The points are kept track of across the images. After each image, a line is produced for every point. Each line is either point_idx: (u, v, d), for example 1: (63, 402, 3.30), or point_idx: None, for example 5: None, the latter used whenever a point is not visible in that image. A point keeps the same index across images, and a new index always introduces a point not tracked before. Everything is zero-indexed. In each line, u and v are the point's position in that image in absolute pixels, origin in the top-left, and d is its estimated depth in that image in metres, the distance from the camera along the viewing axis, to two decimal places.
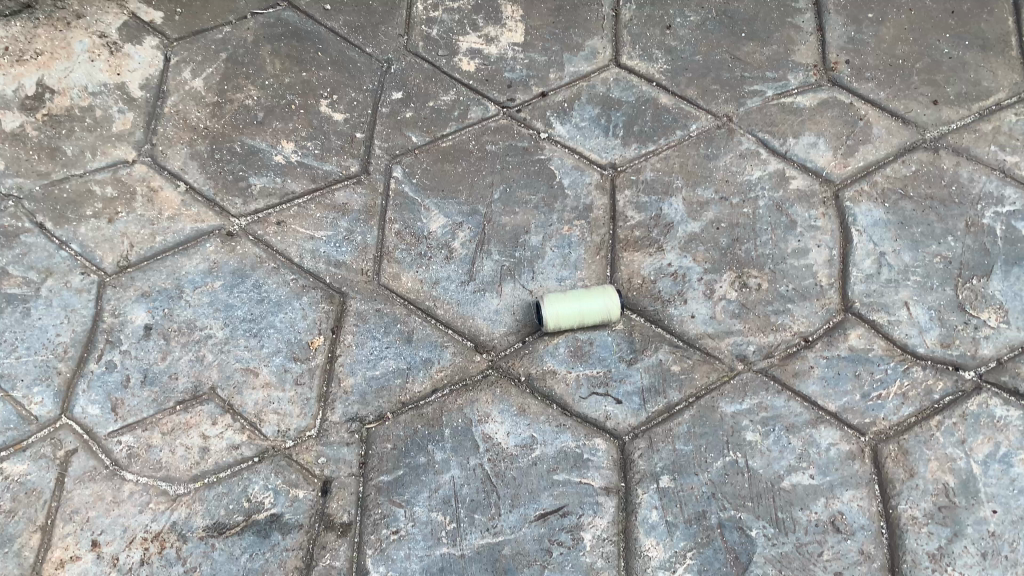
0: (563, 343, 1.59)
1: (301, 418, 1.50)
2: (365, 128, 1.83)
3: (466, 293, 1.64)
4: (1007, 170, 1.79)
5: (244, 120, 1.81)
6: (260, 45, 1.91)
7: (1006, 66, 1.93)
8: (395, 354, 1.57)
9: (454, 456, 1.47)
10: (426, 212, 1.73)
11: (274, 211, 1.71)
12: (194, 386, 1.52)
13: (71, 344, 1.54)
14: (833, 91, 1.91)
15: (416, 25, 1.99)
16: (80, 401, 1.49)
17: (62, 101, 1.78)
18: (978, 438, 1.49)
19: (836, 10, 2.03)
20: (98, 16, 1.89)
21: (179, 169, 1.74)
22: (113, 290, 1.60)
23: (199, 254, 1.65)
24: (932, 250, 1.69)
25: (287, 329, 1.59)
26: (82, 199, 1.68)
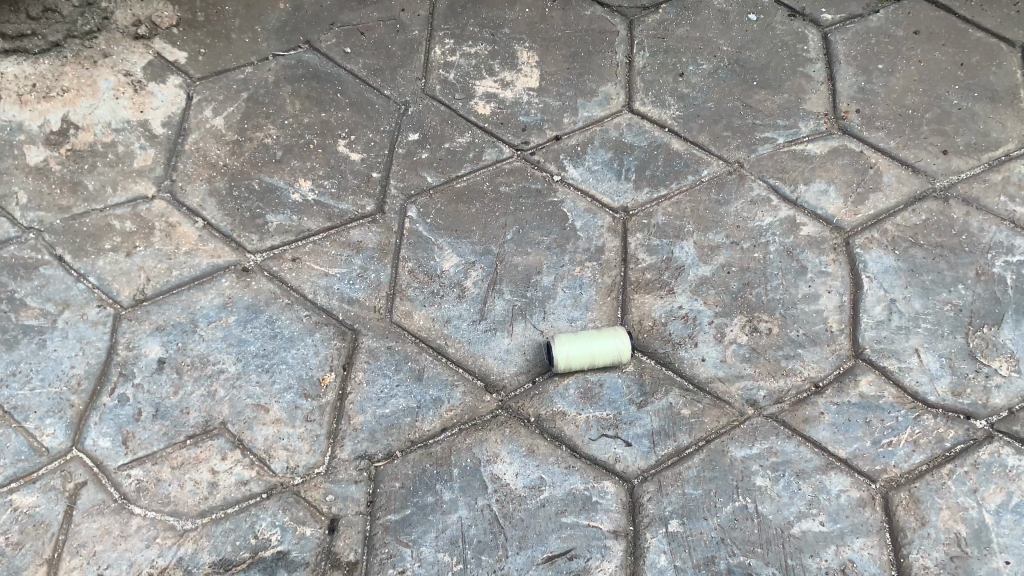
0: (573, 384, 1.59)
1: (310, 454, 1.50)
2: (381, 167, 1.85)
3: (478, 332, 1.65)
4: (1017, 220, 1.79)
5: (262, 158, 1.84)
6: (281, 86, 1.95)
7: (1016, 117, 1.95)
8: (405, 392, 1.58)
9: (462, 496, 1.47)
10: (439, 251, 1.74)
11: (289, 248, 1.73)
12: (205, 420, 1.53)
13: (86, 376, 1.56)
14: (844, 139, 1.93)
15: (433, 69, 2.02)
16: (91, 433, 1.50)
17: (85, 137, 1.81)
18: (990, 487, 1.48)
19: (846, 61, 2.06)
20: (124, 55, 1.94)
21: (198, 206, 1.77)
22: (129, 323, 1.62)
23: (214, 290, 1.67)
24: (943, 298, 1.70)
25: (299, 365, 1.60)
26: (101, 233, 1.71)
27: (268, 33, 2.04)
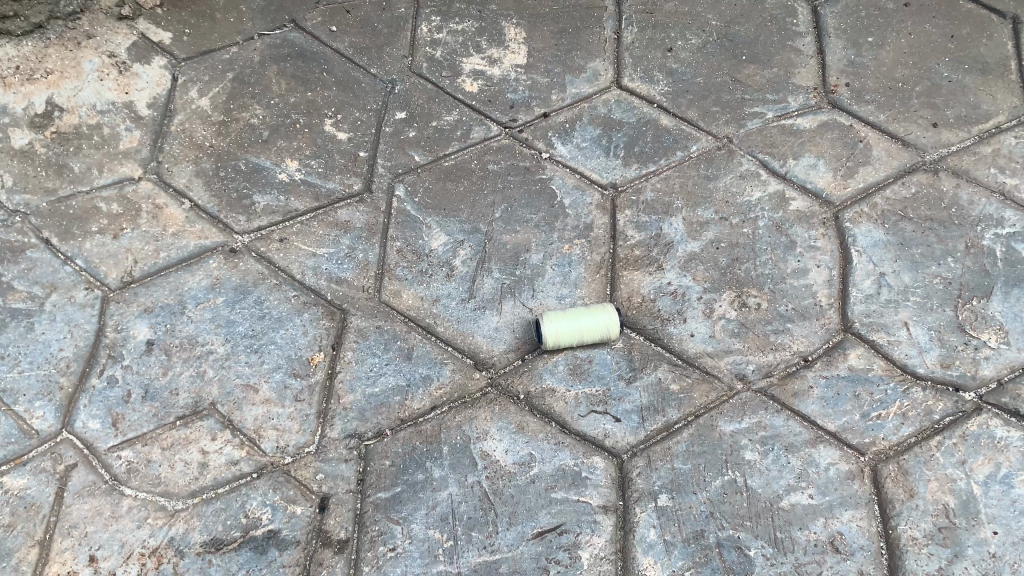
0: (562, 361, 1.60)
1: (300, 434, 1.50)
2: (368, 146, 1.84)
3: (467, 310, 1.65)
4: (1006, 192, 1.79)
5: (250, 139, 1.83)
6: (266, 66, 1.94)
7: (1006, 89, 1.94)
8: (394, 371, 1.58)
9: (452, 473, 1.47)
10: (427, 230, 1.74)
11: (276, 229, 1.72)
12: (194, 401, 1.53)
13: (74, 359, 1.56)
14: (834, 113, 1.93)
15: (420, 47, 2.01)
16: (81, 416, 1.50)
17: (70, 119, 1.80)
18: (978, 458, 1.49)
19: (835, 35, 2.05)
20: (107, 36, 1.92)
21: (184, 187, 1.76)
22: (116, 305, 1.61)
23: (202, 271, 1.66)
24: (932, 271, 1.70)
25: (288, 345, 1.60)
26: (88, 216, 1.70)
27: (254, 12, 2.02)
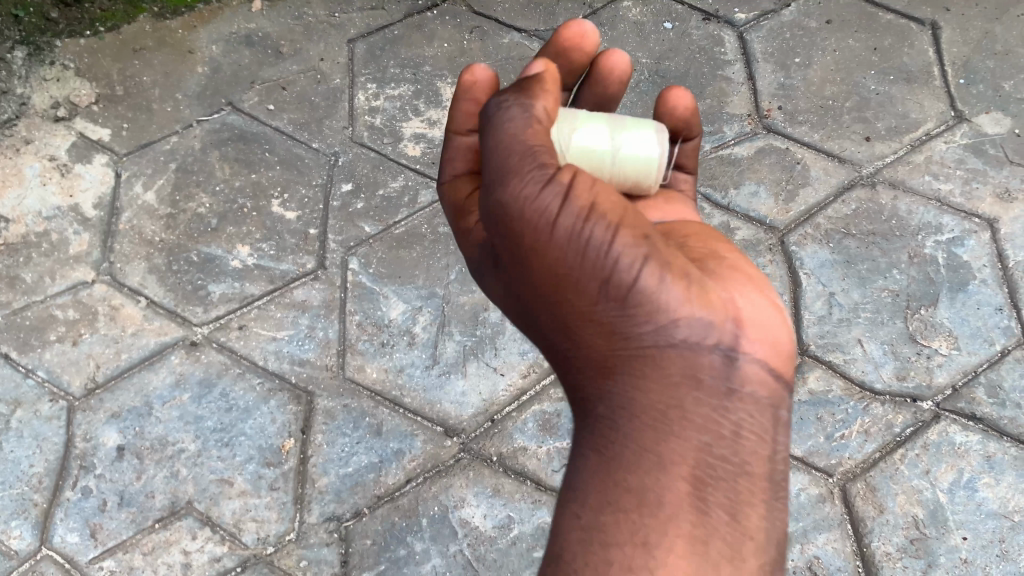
0: (531, 418, 1.62)
1: (280, 522, 1.53)
2: (318, 223, 1.85)
3: (431, 378, 1.67)
4: (942, 199, 1.86)
5: (198, 229, 1.84)
6: (208, 152, 1.94)
7: (932, 97, 2.00)
8: (366, 449, 1.60)
9: (434, 544, 1.52)
10: (385, 300, 1.76)
11: (235, 316, 1.74)
12: (171, 502, 1.55)
13: (45, 474, 1.57)
14: (770, 137, 1.97)
15: (359, 116, 2.01)
16: (58, 531, 1.52)
17: (17, 228, 1.82)
18: (942, 467, 1.56)
19: (764, 58, 2.09)
20: (46, 139, 1.93)
21: (139, 285, 1.77)
22: (82, 414, 1.63)
23: (166, 368, 1.68)
24: (880, 285, 1.76)
25: (258, 435, 1.62)
26: (45, 325, 1.71)
27: (190, 99, 2.02)
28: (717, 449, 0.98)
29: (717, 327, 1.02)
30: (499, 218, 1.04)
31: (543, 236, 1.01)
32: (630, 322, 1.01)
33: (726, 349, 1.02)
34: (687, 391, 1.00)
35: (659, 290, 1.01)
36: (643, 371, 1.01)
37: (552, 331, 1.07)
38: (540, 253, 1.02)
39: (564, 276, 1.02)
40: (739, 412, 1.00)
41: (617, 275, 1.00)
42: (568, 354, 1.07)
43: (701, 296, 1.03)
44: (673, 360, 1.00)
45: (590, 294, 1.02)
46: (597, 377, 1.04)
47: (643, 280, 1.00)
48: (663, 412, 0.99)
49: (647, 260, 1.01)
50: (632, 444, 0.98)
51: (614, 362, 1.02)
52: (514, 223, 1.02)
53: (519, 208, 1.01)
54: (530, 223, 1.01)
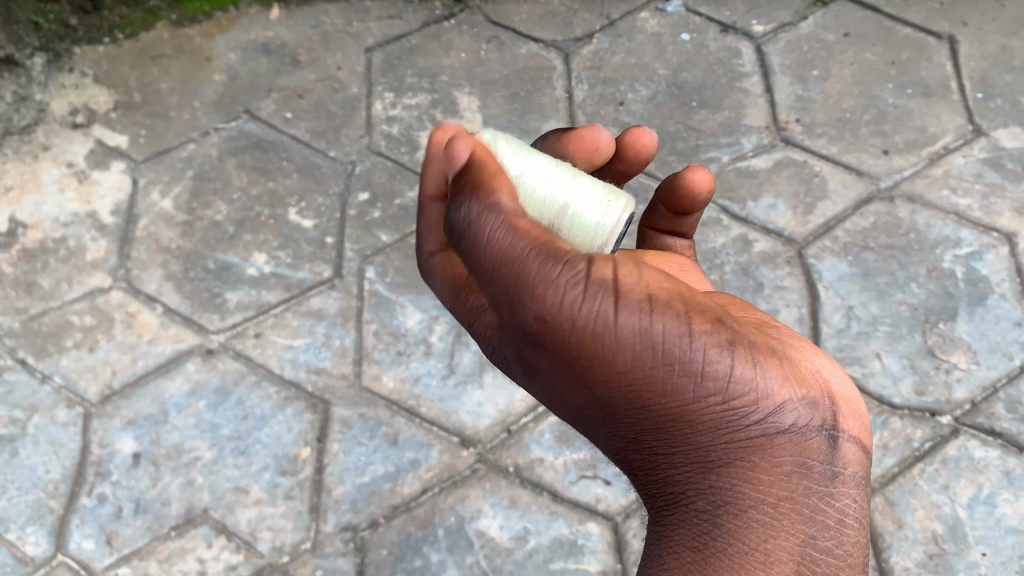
0: (548, 429, 1.62)
1: (295, 531, 1.54)
2: (335, 231, 1.85)
3: (448, 388, 1.67)
4: (961, 213, 1.85)
5: (215, 236, 1.84)
6: (225, 160, 1.94)
7: (950, 110, 2.00)
8: (382, 459, 1.60)
9: (449, 555, 1.52)
10: (401, 309, 1.75)
11: (251, 324, 1.74)
12: (186, 509, 1.56)
13: (62, 480, 1.58)
14: (788, 150, 1.96)
15: (376, 125, 2.00)
16: (74, 537, 1.54)
17: (35, 235, 1.83)
18: (961, 482, 1.56)
19: (781, 71, 2.09)
20: (64, 145, 1.94)
21: (156, 292, 1.77)
22: (99, 420, 1.63)
23: (182, 375, 1.68)
24: (898, 299, 1.76)
25: (274, 444, 1.61)
26: (62, 331, 1.71)
27: (207, 106, 2.02)
28: (824, 539, 0.91)
29: (811, 407, 0.96)
30: (559, 326, 0.90)
31: (620, 341, 0.90)
32: (728, 420, 0.93)
33: (825, 429, 0.96)
34: (795, 481, 0.93)
35: (755, 380, 0.94)
36: (746, 465, 0.93)
37: (630, 430, 0.96)
38: (620, 364, 0.90)
39: (646, 381, 0.91)
40: (846, 497, 0.95)
41: (709, 375, 0.92)
42: (651, 449, 0.98)
43: (790, 377, 0.97)
44: (778, 447, 0.94)
45: (683, 396, 0.92)
46: (690, 468, 0.96)
47: (738, 375, 0.93)
48: (773, 506, 0.92)
49: (736, 349, 0.93)
50: (735, 541, 0.92)
51: (713, 454, 0.94)
52: (586, 328, 0.89)
53: (592, 314, 0.89)
54: (608, 328, 0.89)
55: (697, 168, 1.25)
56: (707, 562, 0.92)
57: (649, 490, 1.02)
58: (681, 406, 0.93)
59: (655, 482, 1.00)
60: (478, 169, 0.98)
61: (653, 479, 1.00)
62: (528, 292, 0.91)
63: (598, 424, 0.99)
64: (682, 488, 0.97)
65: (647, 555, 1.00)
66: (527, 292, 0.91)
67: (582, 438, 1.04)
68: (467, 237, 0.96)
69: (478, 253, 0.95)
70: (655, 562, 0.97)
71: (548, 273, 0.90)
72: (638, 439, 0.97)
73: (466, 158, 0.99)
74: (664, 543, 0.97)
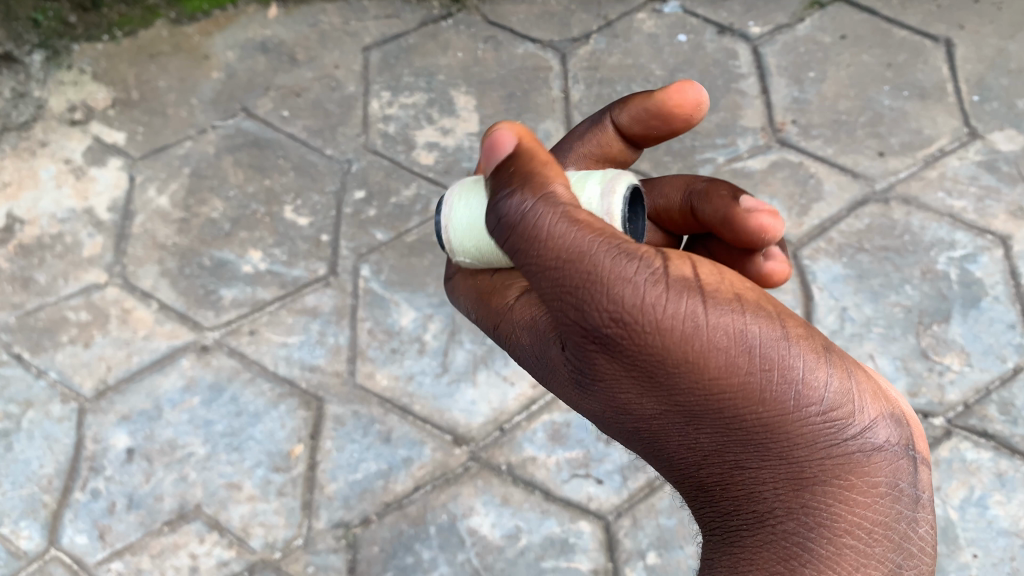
0: (540, 428, 1.62)
1: (287, 527, 1.54)
2: (330, 229, 1.85)
3: (441, 386, 1.67)
4: (956, 215, 1.85)
5: (211, 233, 1.85)
6: (222, 157, 1.95)
7: (946, 113, 2.00)
8: (374, 456, 1.60)
9: (441, 553, 1.52)
10: (396, 307, 1.75)
11: (246, 321, 1.74)
12: (180, 504, 1.57)
13: (56, 474, 1.59)
14: (783, 151, 1.97)
15: (373, 124, 2.01)
16: (67, 531, 1.54)
17: (32, 230, 1.84)
18: (953, 483, 1.57)
19: (777, 72, 2.09)
20: (62, 142, 1.95)
21: (151, 288, 1.78)
22: (93, 415, 1.64)
23: (176, 371, 1.68)
24: (892, 300, 1.76)
25: (267, 440, 1.62)
26: (57, 326, 1.73)
27: (204, 104, 2.03)
28: (909, 568, 0.80)
29: (899, 425, 0.83)
30: (639, 329, 0.77)
31: (714, 334, 0.77)
32: (828, 434, 0.80)
33: (912, 451, 0.83)
34: (888, 503, 0.80)
35: (853, 390, 0.81)
36: (841, 484, 0.80)
37: (713, 439, 0.83)
38: (712, 370, 0.78)
39: (742, 380, 0.79)
40: (928, 524, 0.82)
41: (810, 384, 0.79)
42: (734, 462, 0.84)
43: (876, 391, 0.84)
44: (874, 467, 0.80)
45: (783, 406, 0.79)
46: (781, 484, 0.82)
47: (836, 385, 0.80)
48: (867, 531, 0.79)
49: (830, 356, 0.81)
50: (825, 567, 0.79)
51: (808, 471, 0.80)
52: (672, 328, 0.77)
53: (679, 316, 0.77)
54: (700, 331, 0.77)
55: (773, 257, 1.09)
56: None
57: (721, 508, 0.88)
58: (779, 416, 0.79)
59: (734, 500, 0.86)
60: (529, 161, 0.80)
61: (732, 496, 0.86)
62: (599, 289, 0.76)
63: (676, 432, 0.85)
64: (770, 506, 0.83)
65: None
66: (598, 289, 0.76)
67: (650, 446, 0.90)
68: (521, 233, 0.77)
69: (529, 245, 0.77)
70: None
71: (624, 269, 0.76)
72: (719, 451, 0.84)
73: (511, 149, 0.81)
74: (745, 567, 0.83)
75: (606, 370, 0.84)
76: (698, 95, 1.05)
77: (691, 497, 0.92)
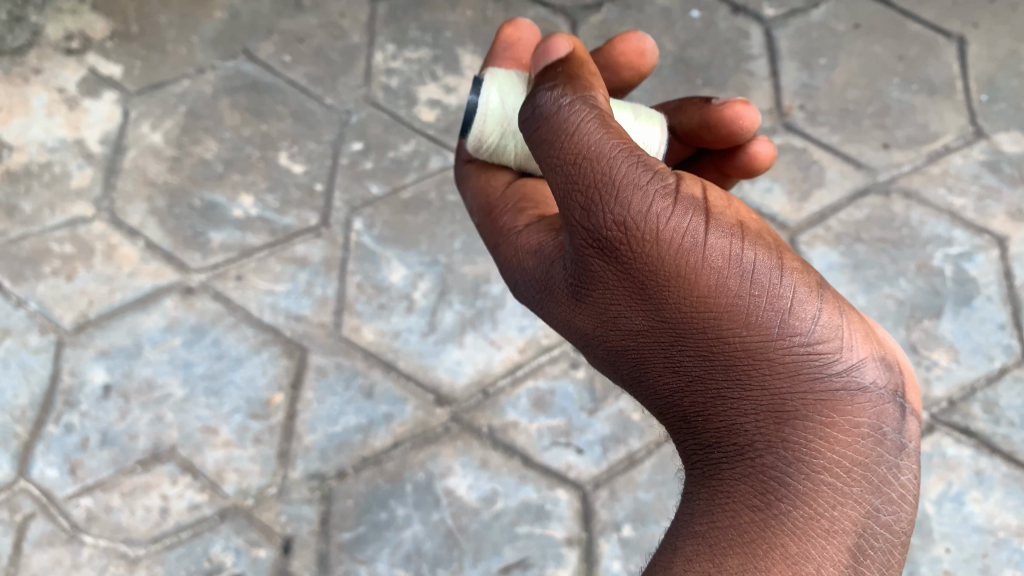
0: (524, 393, 1.60)
1: (262, 475, 1.53)
2: (325, 179, 1.82)
3: (428, 344, 1.65)
4: (955, 212, 1.85)
5: (203, 174, 1.82)
6: (219, 98, 1.91)
7: (954, 110, 1.98)
8: (355, 410, 1.58)
9: (416, 511, 1.51)
10: (387, 263, 1.73)
11: (233, 265, 1.71)
12: (154, 444, 1.55)
13: (30, 406, 1.57)
14: (789, 136, 1.95)
15: (375, 76, 1.96)
16: (38, 464, 1.52)
17: (20, 158, 1.80)
18: (932, 477, 1.57)
19: (789, 55, 2.06)
20: (56, 70, 1.90)
21: (139, 225, 1.74)
22: (72, 349, 1.61)
23: (159, 311, 1.66)
24: (885, 292, 1.76)
25: (247, 386, 1.60)
26: (40, 257, 1.69)
27: (204, 43, 1.98)
28: (886, 514, 0.78)
29: (890, 369, 0.83)
30: (639, 236, 0.83)
31: (707, 252, 0.83)
32: (814, 368, 0.81)
33: (903, 398, 0.83)
34: (870, 445, 0.79)
35: (842, 328, 0.83)
36: (823, 420, 0.79)
37: (697, 365, 0.84)
38: (702, 289, 0.83)
39: (728, 303, 0.82)
40: (911, 473, 0.80)
41: (800, 314, 0.82)
42: (715, 391, 0.84)
43: (868, 334, 0.85)
44: (858, 407, 0.80)
45: (770, 332, 0.81)
46: (762, 417, 0.81)
47: (826, 321, 0.82)
48: (846, 470, 0.78)
49: (823, 294, 0.84)
50: (800, 503, 0.78)
51: (790, 404, 0.80)
52: (671, 240, 0.83)
53: (681, 230, 0.83)
54: (697, 249, 0.83)
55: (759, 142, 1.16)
56: (768, 525, 0.78)
57: (701, 441, 0.86)
58: (767, 340, 0.81)
59: (713, 432, 0.84)
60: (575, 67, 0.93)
61: (711, 428, 0.84)
62: (611, 194, 0.84)
63: (659, 355, 0.87)
64: (750, 439, 0.81)
65: (687, 510, 0.84)
66: (611, 192, 0.84)
67: (635, 372, 0.90)
68: (553, 123, 0.88)
69: (547, 146, 0.89)
70: (704, 520, 0.82)
71: (636, 179, 0.84)
72: (701, 378, 0.84)
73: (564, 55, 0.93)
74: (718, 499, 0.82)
75: (603, 279, 0.87)
76: (640, 41, 1.24)
77: (673, 430, 0.90)
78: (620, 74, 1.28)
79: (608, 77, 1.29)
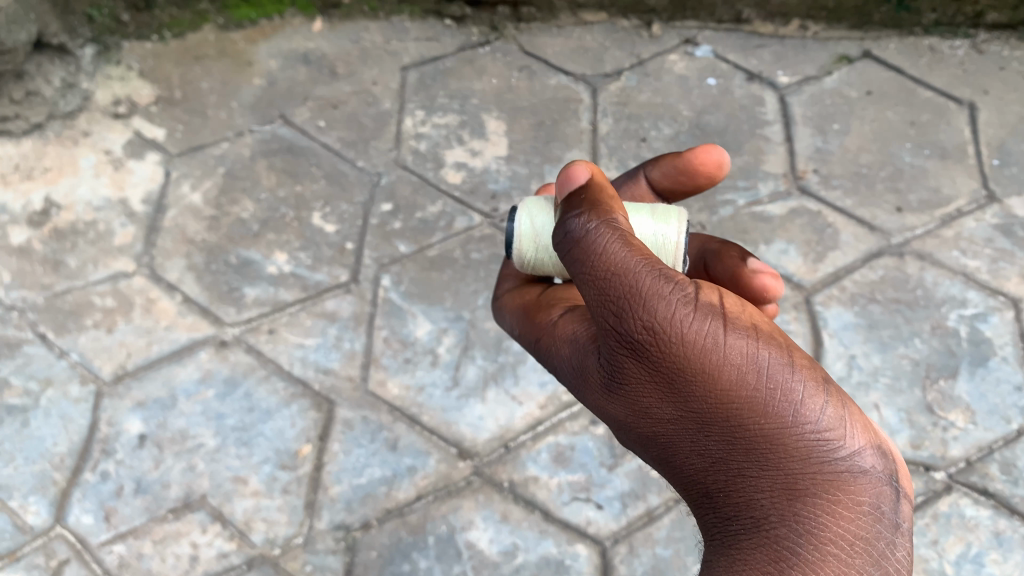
0: (545, 449, 1.65)
1: (289, 525, 1.57)
2: (355, 238, 1.89)
3: (451, 399, 1.70)
4: (969, 274, 1.88)
5: (239, 233, 1.90)
6: (256, 160, 2.00)
7: (966, 174, 2.03)
8: (380, 462, 1.63)
9: (437, 563, 1.55)
10: (413, 319, 1.79)
11: (266, 320, 1.78)
12: (185, 493, 1.60)
13: (68, 454, 1.63)
14: (803, 199, 2.00)
15: (405, 140, 2.05)
16: (74, 510, 1.57)
17: (67, 216, 1.89)
18: (950, 538, 1.58)
19: (803, 121, 2.13)
20: (103, 133, 2.01)
21: (177, 281, 1.82)
22: (110, 399, 1.68)
23: (193, 363, 1.72)
24: (900, 352, 1.79)
25: (276, 438, 1.65)
26: (82, 310, 1.77)
27: (244, 108, 2.08)
28: None
29: (888, 456, 0.88)
30: (667, 339, 0.89)
31: (725, 348, 0.88)
32: (821, 454, 0.86)
33: (897, 482, 0.87)
34: (869, 522, 0.85)
35: (849, 418, 0.88)
36: (830, 499, 0.85)
37: (720, 447, 0.90)
38: (723, 381, 0.88)
39: (746, 394, 0.87)
40: (906, 551, 0.85)
41: (809, 405, 0.86)
42: (736, 470, 0.90)
43: (867, 423, 0.90)
44: (859, 488, 0.85)
45: (783, 422, 0.86)
46: (776, 494, 0.87)
47: (834, 412, 0.87)
48: (848, 543, 0.84)
49: (831, 388, 0.89)
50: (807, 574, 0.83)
51: (801, 482, 0.86)
52: (691, 336, 0.88)
53: (699, 330, 0.88)
54: (717, 346, 0.88)
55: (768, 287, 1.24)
56: None
57: (721, 514, 0.92)
58: (781, 427, 0.86)
59: (733, 505, 0.91)
60: (596, 194, 0.98)
61: (731, 503, 0.91)
62: (636, 301, 0.89)
63: (687, 438, 0.93)
64: (765, 512, 0.88)
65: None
66: (632, 294, 0.90)
67: (665, 453, 0.97)
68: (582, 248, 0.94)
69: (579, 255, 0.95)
70: None
71: (658, 285, 0.90)
72: (723, 459, 0.90)
73: (584, 182, 0.99)
74: (735, 566, 0.87)
75: (632, 373, 0.94)
76: (719, 156, 1.25)
77: (697, 504, 0.96)
78: (696, 180, 1.29)
79: (681, 180, 1.31)
